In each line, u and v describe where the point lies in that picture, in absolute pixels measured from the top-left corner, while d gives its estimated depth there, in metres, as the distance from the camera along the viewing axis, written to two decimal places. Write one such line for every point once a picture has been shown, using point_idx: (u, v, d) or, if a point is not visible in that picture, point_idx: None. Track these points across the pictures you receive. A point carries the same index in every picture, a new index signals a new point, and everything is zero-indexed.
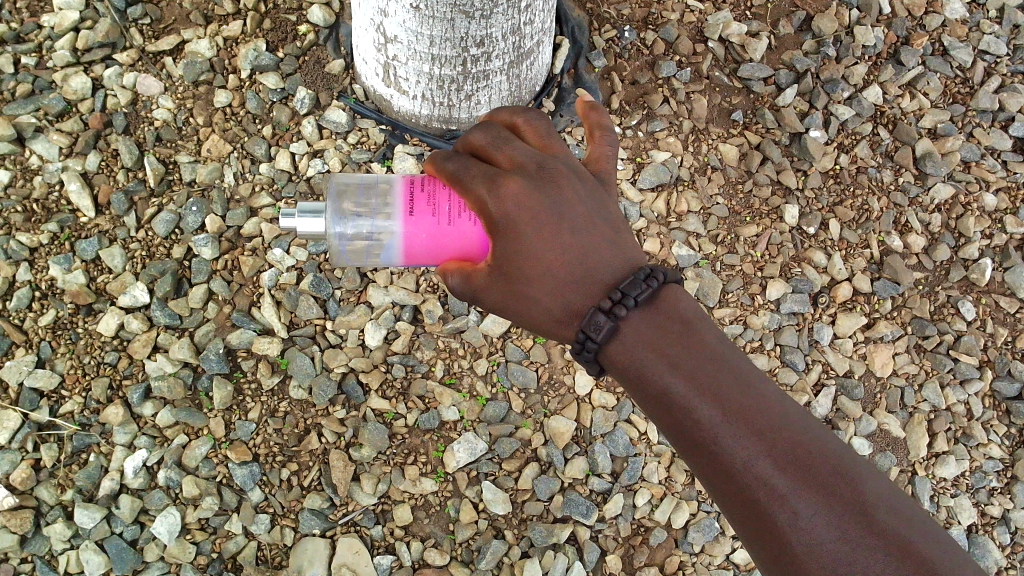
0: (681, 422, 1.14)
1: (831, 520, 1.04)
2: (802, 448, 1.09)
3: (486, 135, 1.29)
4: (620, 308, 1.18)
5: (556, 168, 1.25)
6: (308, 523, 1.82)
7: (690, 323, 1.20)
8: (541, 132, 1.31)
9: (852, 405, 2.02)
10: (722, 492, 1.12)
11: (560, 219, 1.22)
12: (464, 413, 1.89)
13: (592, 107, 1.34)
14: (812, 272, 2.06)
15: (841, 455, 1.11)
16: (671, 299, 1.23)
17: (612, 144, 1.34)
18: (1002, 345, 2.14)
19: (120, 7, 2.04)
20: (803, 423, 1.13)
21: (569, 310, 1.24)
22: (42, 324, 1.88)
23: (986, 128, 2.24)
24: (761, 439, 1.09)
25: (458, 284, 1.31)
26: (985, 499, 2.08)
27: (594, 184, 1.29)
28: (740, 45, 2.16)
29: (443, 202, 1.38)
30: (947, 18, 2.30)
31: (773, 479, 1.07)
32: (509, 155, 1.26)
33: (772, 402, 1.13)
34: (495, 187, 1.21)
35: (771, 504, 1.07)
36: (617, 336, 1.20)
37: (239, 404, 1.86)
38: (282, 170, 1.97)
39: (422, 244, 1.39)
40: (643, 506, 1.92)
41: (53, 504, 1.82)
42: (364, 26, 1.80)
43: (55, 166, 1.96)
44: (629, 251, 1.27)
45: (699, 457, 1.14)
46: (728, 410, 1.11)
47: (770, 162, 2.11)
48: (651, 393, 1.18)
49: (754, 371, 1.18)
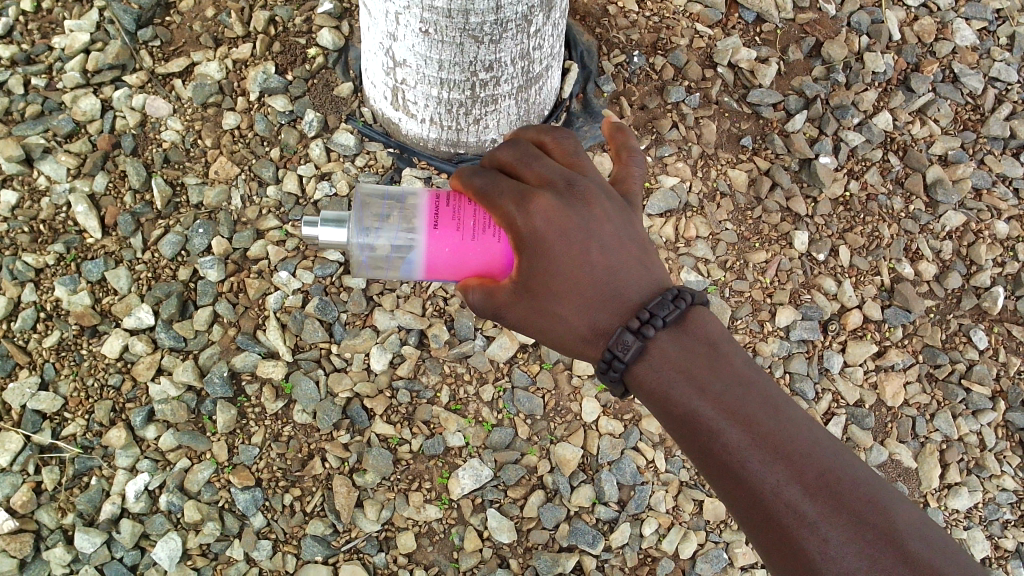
0: (707, 445, 1.13)
1: (862, 549, 1.03)
2: (831, 474, 1.08)
3: (514, 152, 1.28)
4: (649, 328, 1.17)
5: (586, 186, 1.24)
6: (310, 550, 1.80)
7: (716, 345, 1.19)
8: (569, 150, 1.31)
9: (863, 434, 2.00)
10: (748, 516, 1.11)
11: (589, 237, 1.21)
12: (469, 438, 1.87)
13: (618, 128, 1.34)
14: (822, 299, 2.05)
15: (872, 481, 1.10)
16: (698, 320, 1.22)
17: (639, 164, 1.33)
18: (1015, 375, 2.11)
19: (131, 29, 2.06)
20: (831, 448, 1.12)
21: (594, 328, 1.23)
22: (46, 345, 1.87)
23: (996, 155, 2.23)
24: (789, 465, 1.08)
25: (480, 299, 1.29)
26: (998, 532, 2.05)
27: (621, 204, 1.28)
28: (750, 71, 2.15)
29: (467, 217, 1.36)
30: (957, 45, 2.29)
31: (802, 504, 1.06)
32: (538, 171, 1.25)
33: (800, 427, 1.12)
34: (524, 204, 1.20)
35: (800, 531, 1.05)
36: (644, 356, 1.18)
37: (242, 427, 1.84)
38: (289, 193, 1.97)
39: (445, 259, 1.38)
40: (650, 536, 1.89)
41: (53, 527, 1.80)
42: (372, 49, 1.80)
43: (62, 187, 1.96)
44: (656, 272, 1.27)
45: (723, 480, 1.12)
46: (755, 434, 1.10)
47: (779, 189, 2.09)
48: (676, 415, 1.16)
49: (781, 395, 1.17)
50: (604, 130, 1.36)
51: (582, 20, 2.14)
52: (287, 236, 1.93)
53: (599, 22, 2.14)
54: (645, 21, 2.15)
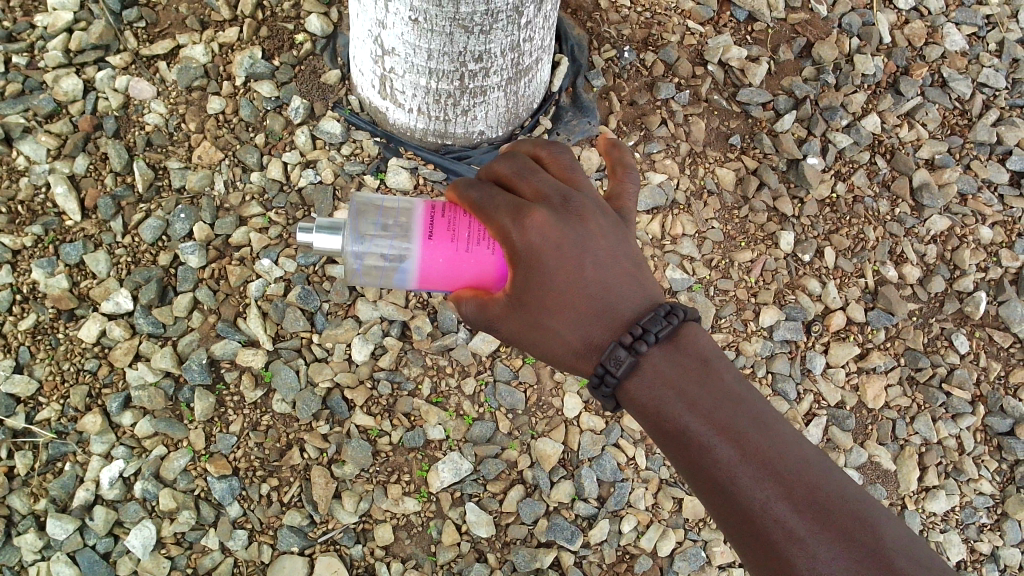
0: (697, 461, 1.13)
1: (850, 566, 1.03)
2: (820, 492, 1.08)
3: (511, 165, 1.27)
4: (641, 343, 1.16)
5: (581, 202, 1.24)
6: (286, 541, 1.79)
7: (708, 361, 1.19)
8: (565, 165, 1.30)
9: (843, 435, 2.01)
10: (739, 532, 1.10)
11: (583, 252, 1.21)
12: (450, 432, 1.85)
13: (614, 144, 1.33)
14: (806, 300, 2.04)
15: (861, 499, 1.09)
16: (691, 336, 1.21)
17: (635, 180, 1.32)
18: (995, 380, 2.12)
19: (116, 10, 2.02)
20: (822, 467, 1.11)
21: (588, 343, 1.22)
22: (21, 328, 1.84)
23: (983, 161, 2.23)
24: (779, 482, 1.08)
25: (472, 311, 1.30)
26: (975, 535, 2.06)
27: (616, 219, 1.27)
28: (740, 70, 2.14)
29: (462, 228, 1.35)
30: (947, 50, 2.29)
31: (792, 522, 1.06)
32: (534, 185, 1.24)
33: (791, 444, 1.12)
34: (520, 218, 1.19)
35: (789, 548, 1.05)
36: (636, 372, 1.18)
37: (220, 416, 1.82)
38: (273, 180, 1.95)
39: (439, 270, 1.37)
40: (629, 533, 1.89)
41: (25, 513, 1.78)
42: (361, 37, 1.78)
43: (42, 168, 1.93)
44: (650, 288, 1.26)
45: (714, 496, 1.12)
46: (746, 451, 1.10)
47: (766, 188, 2.09)
48: (667, 430, 1.16)
49: (772, 412, 1.16)
50: (600, 146, 1.36)
51: (574, 13, 2.13)
52: (270, 224, 1.92)
53: (590, 16, 2.13)
54: (637, 16, 2.14)
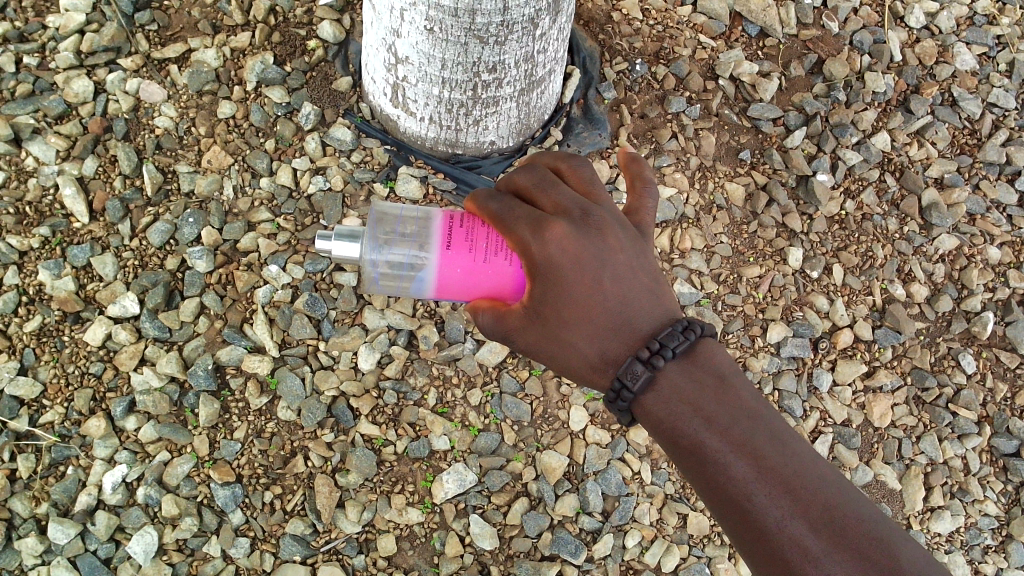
0: (713, 476, 1.13)
1: None
2: (837, 511, 1.07)
3: (531, 177, 1.26)
4: (658, 358, 1.17)
5: (601, 216, 1.23)
6: (288, 549, 1.77)
7: (725, 377, 1.19)
8: (585, 178, 1.30)
9: (849, 453, 2.00)
10: (753, 549, 1.10)
11: (602, 266, 1.20)
12: (455, 443, 1.84)
13: (633, 157, 1.32)
14: (814, 317, 2.04)
15: (876, 517, 1.09)
16: (707, 352, 1.21)
17: (654, 195, 1.32)
18: (1001, 401, 2.12)
19: (128, 12, 2.02)
20: (837, 485, 1.11)
21: (604, 357, 1.22)
22: (27, 330, 1.83)
23: (992, 181, 2.23)
24: (795, 499, 1.08)
25: (489, 322, 1.29)
26: (979, 557, 2.06)
27: (635, 233, 1.27)
28: (751, 85, 2.14)
29: (480, 238, 1.34)
30: (957, 69, 2.29)
31: (807, 539, 1.05)
32: (554, 199, 1.24)
33: (808, 463, 1.12)
34: (540, 231, 1.19)
35: (803, 565, 1.04)
36: (652, 386, 1.18)
37: (225, 422, 1.81)
38: (282, 185, 1.93)
39: (456, 279, 1.36)
40: (633, 548, 1.88)
41: (27, 516, 1.77)
42: (375, 45, 1.78)
43: (51, 169, 1.92)
44: (667, 302, 1.26)
45: (729, 512, 1.12)
46: (762, 467, 1.10)
47: (776, 204, 2.09)
48: (682, 445, 1.16)
49: (789, 430, 1.16)
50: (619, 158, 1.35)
51: (586, 25, 2.13)
52: (279, 230, 1.91)
53: (603, 28, 2.12)
54: (649, 30, 2.14)
